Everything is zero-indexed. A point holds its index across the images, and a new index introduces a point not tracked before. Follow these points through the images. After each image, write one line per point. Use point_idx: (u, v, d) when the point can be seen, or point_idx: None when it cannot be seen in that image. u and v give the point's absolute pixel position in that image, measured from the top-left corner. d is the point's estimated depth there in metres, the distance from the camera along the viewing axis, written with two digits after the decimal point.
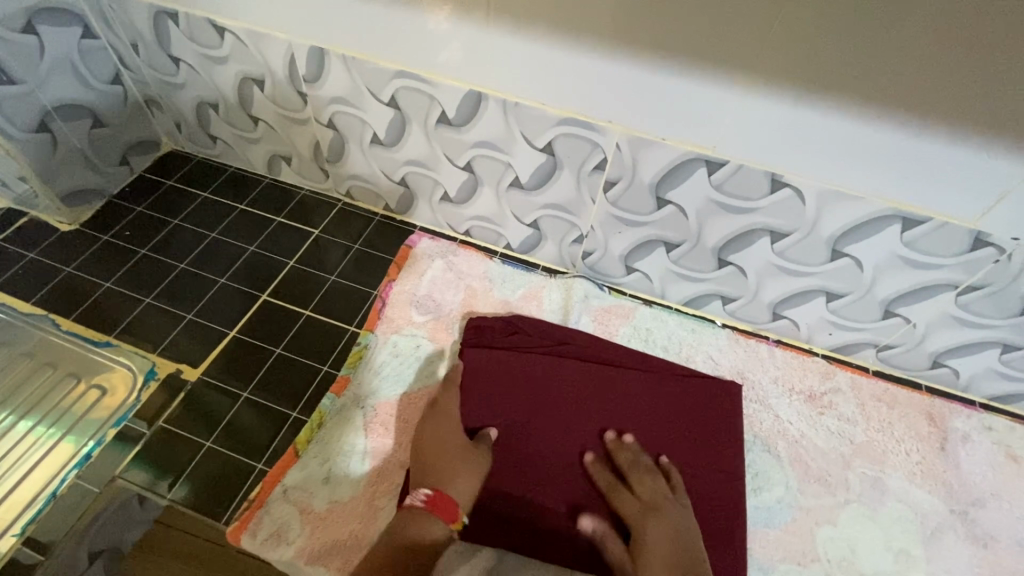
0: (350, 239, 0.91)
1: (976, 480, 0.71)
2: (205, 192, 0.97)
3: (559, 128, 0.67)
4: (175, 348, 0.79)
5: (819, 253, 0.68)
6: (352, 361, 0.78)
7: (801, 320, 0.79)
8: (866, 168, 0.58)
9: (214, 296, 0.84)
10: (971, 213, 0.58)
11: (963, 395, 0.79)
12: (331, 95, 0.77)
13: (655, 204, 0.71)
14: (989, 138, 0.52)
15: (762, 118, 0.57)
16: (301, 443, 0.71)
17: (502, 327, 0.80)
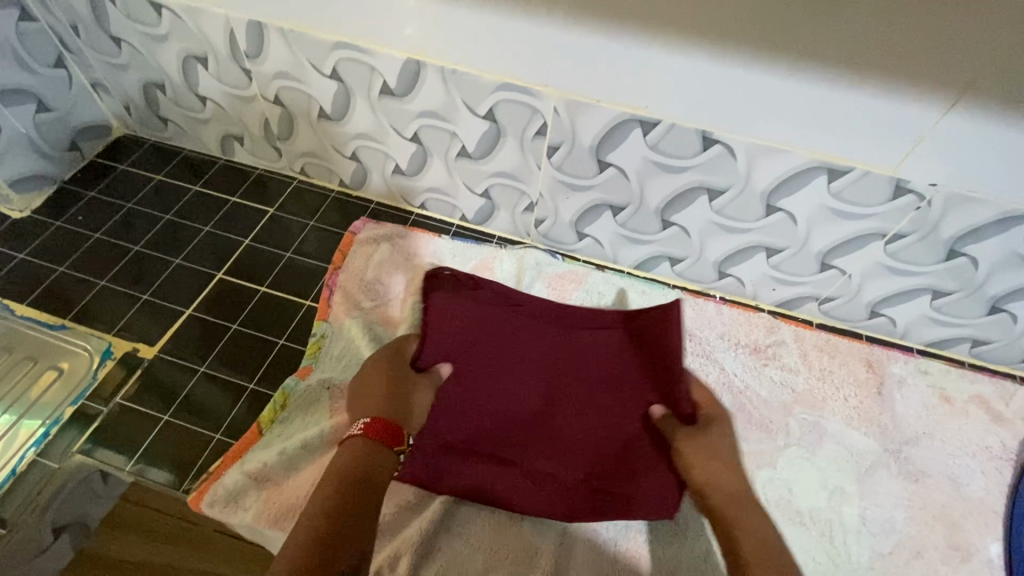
0: (307, 216, 0.93)
1: (911, 420, 0.75)
2: (159, 175, 0.97)
3: (497, 94, 0.68)
4: (132, 328, 0.80)
5: (756, 208, 0.70)
6: (311, 353, 0.77)
7: (745, 278, 0.82)
8: (787, 121, 0.60)
9: (171, 276, 0.85)
10: (890, 161, 0.60)
11: (901, 342, 0.83)
12: (275, 70, 0.77)
13: (597, 167, 0.73)
14: (900, 86, 0.54)
15: (687, 73, 0.59)
16: (265, 421, 0.72)
17: (465, 280, 0.81)
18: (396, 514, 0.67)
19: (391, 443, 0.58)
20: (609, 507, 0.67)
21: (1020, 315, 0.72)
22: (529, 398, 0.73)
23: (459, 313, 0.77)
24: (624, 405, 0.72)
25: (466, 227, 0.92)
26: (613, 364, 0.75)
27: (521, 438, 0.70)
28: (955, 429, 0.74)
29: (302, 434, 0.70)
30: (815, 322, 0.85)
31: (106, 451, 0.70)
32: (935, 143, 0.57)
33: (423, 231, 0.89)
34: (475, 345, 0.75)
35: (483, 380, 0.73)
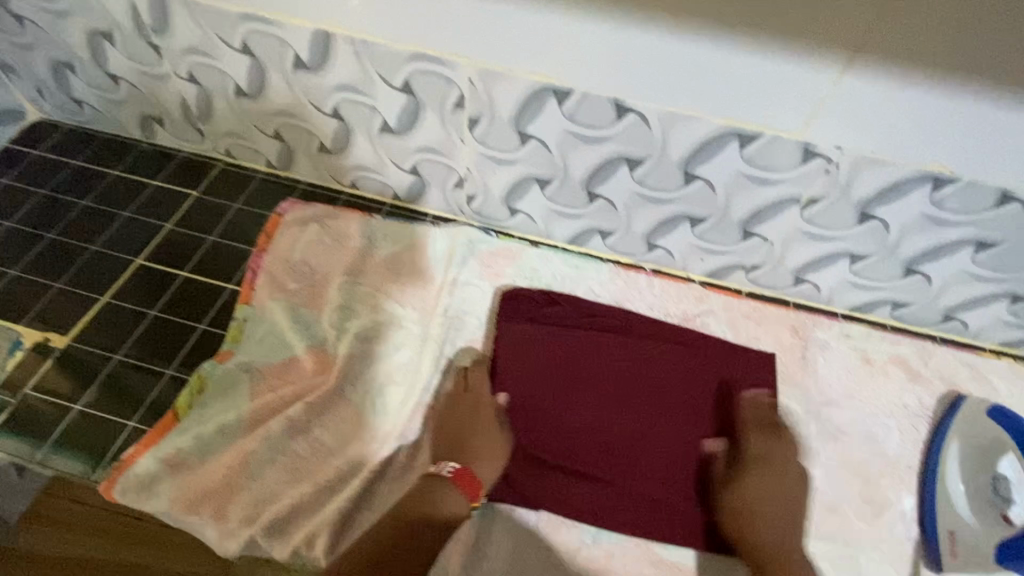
0: (240, 240, 1.17)
1: (721, 347, 1.07)
2: (120, 210, 1.19)
3: (411, 63, 0.89)
4: (82, 339, 1.05)
5: (678, 176, 0.94)
6: (234, 338, 1.04)
7: (617, 200, 1.02)
8: (654, 78, 0.81)
9: (181, 285, 1.11)
10: (796, 127, 0.82)
11: (685, 275, 1.15)
12: (184, 45, 0.98)
13: (588, 117, 0.89)
14: (745, 29, 0.72)
15: (664, 62, 0.79)
16: (182, 409, 0.97)
17: (535, 300, 1.12)
18: (312, 495, 0.93)
19: (471, 497, 0.91)
20: (687, 525, 0.97)
21: (819, 284, 1.09)
22: (597, 410, 1.05)
23: (527, 332, 1.09)
24: (682, 431, 1.03)
25: (396, 206, 1.19)
26: (661, 385, 1.07)
27: (591, 454, 1.01)
28: (762, 355, 1.08)
29: (219, 421, 0.95)
30: (651, 270, 1.16)
31: (109, 415, 0.97)
32: (812, 109, 0.79)
33: (355, 211, 1.16)
34: (551, 374, 1.06)
35: (564, 411, 1.04)
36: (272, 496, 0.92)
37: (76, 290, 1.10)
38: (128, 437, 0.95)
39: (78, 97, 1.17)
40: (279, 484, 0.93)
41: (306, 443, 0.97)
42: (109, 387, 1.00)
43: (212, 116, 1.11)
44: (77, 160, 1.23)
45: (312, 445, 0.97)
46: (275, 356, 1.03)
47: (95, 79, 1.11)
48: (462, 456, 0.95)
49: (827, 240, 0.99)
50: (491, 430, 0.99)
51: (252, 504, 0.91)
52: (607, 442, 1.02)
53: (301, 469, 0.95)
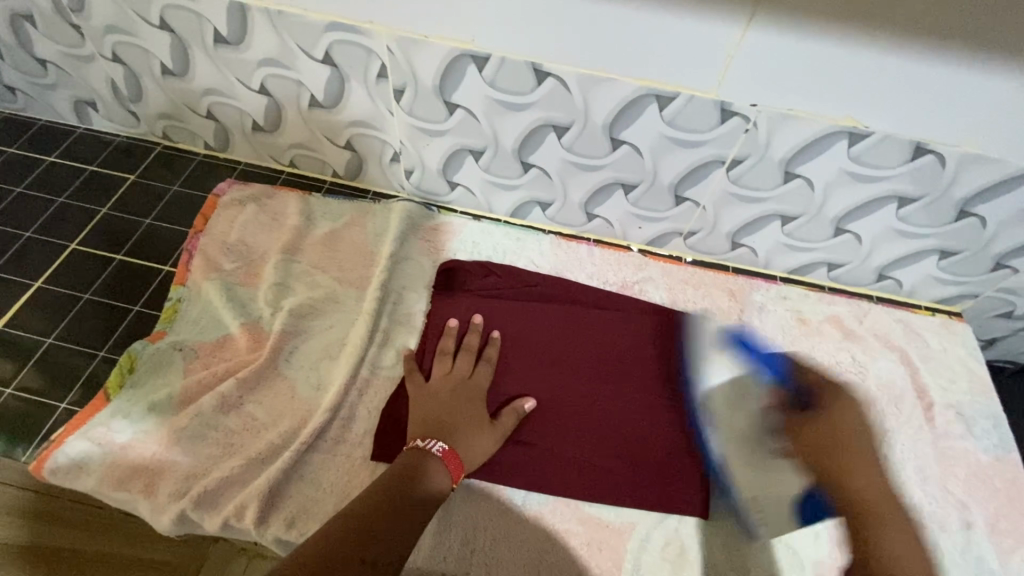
0: (270, 177, 0.90)
1: (765, 343, 0.78)
2: (92, 165, 0.89)
3: (447, 60, 0.66)
4: (74, 328, 0.73)
5: (774, 177, 0.70)
6: (166, 317, 0.73)
7: (759, 247, 0.81)
8: (779, 89, 0.60)
9: (112, 272, 0.78)
10: (845, 112, 0.61)
11: (765, 272, 0.85)
12: (104, 24, 0.73)
13: (534, 80, 0.65)
14: (752, 11, 0.54)
15: (774, 54, 0.57)
16: (113, 387, 0.66)
17: (477, 270, 0.81)
18: (245, 468, 0.62)
19: (453, 477, 0.60)
20: None
21: (902, 281, 0.81)
22: (571, 380, 0.73)
23: (476, 306, 0.77)
24: (660, 412, 0.71)
25: (338, 183, 0.89)
26: (670, 345, 0.76)
27: (540, 420, 0.70)
28: (805, 348, 0.78)
29: (151, 397, 0.65)
30: (732, 267, 0.85)
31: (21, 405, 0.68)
32: (888, 92, 0.58)
33: (292, 188, 0.86)
34: (542, 345, 0.75)
35: (535, 375, 0.73)
36: (197, 470, 0.62)
37: None
38: (53, 423, 0.67)
39: (10, 84, 0.89)
40: (209, 458, 0.63)
41: (237, 453, 0.64)
42: (43, 372, 0.70)
43: (140, 93, 0.83)
44: (13, 147, 0.91)
45: (246, 421, 0.66)
46: (206, 336, 0.71)
47: (26, 66, 0.84)
48: (447, 432, 0.63)
49: (952, 285, 0.79)
50: (487, 433, 0.66)
51: (182, 475, 0.61)
52: (586, 425, 0.70)
53: (236, 444, 0.64)
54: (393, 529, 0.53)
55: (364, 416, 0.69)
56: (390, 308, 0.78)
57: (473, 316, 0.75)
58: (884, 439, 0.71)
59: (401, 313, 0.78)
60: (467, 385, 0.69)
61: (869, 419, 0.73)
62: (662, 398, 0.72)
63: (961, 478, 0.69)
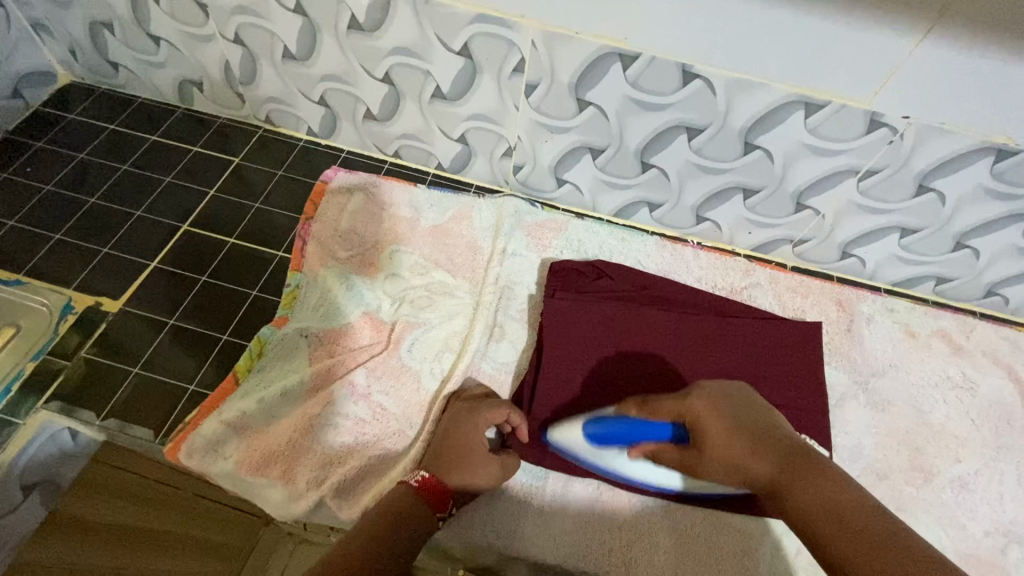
0: (373, 165, 0.89)
1: (876, 355, 0.78)
2: (195, 146, 0.89)
3: (592, 56, 0.65)
4: (192, 310, 0.73)
5: (906, 189, 0.70)
6: (287, 302, 0.73)
7: (869, 258, 0.81)
8: (936, 103, 0.60)
9: (226, 255, 0.78)
10: (999, 128, 0.61)
11: (869, 283, 0.85)
12: (234, 4, 0.73)
13: (680, 80, 0.65)
14: (928, 25, 0.54)
15: (940, 70, 0.57)
16: (242, 371, 0.66)
17: (589, 271, 0.80)
18: (380, 458, 0.63)
19: (433, 508, 0.57)
20: None
21: (1010, 298, 0.81)
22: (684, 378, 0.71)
23: (588, 302, 0.75)
24: None
25: (442, 175, 0.89)
26: (787, 348, 0.75)
27: None
28: (916, 362, 0.78)
29: (282, 382, 0.65)
30: (836, 277, 0.85)
31: (148, 387, 0.68)
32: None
33: (398, 179, 0.86)
34: (649, 342, 0.73)
35: (640, 372, 0.71)
36: (334, 458, 0.62)
37: (81, 242, 0.78)
38: (181, 406, 0.67)
39: (115, 61, 0.88)
40: (343, 446, 0.63)
41: (371, 442, 0.64)
42: (165, 353, 0.70)
43: (254, 77, 0.83)
44: (114, 125, 0.90)
45: (375, 410, 0.66)
46: (329, 323, 0.71)
47: (138, 43, 0.83)
48: (435, 462, 0.61)
49: None
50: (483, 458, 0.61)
51: (319, 462, 0.62)
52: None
53: (368, 434, 0.64)
54: (407, 535, 0.54)
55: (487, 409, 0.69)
56: (504, 303, 0.78)
57: (585, 313, 0.74)
58: (998, 454, 0.72)
59: (514, 308, 0.78)
60: (467, 406, 0.65)
61: (982, 434, 0.73)
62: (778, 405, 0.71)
63: None
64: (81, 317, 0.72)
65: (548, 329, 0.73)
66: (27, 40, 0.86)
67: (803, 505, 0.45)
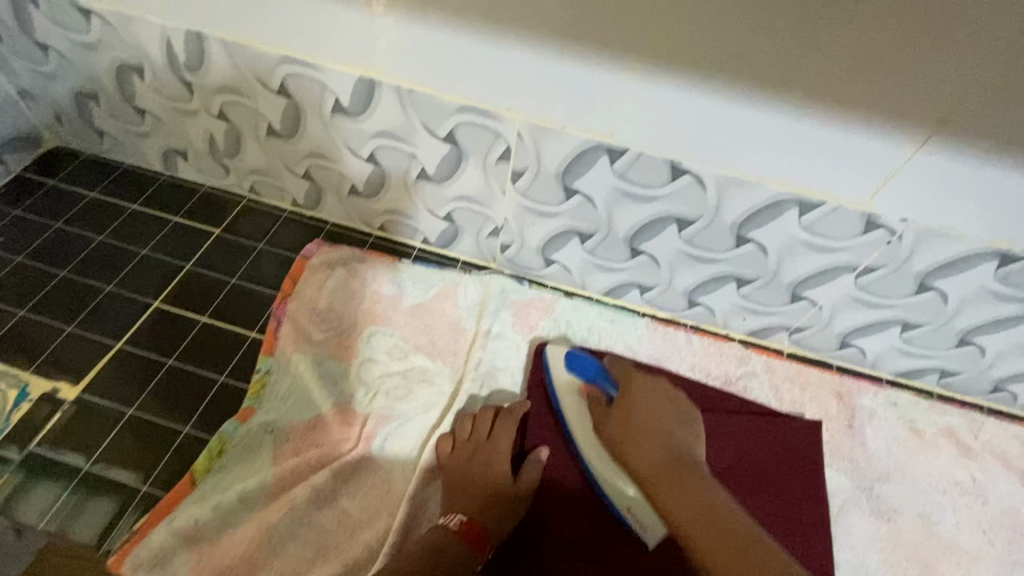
0: (358, 237, 0.86)
1: (879, 455, 0.73)
2: (177, 216, 0.87)
3: (579, 149, 0.63)
4: (153, 398, 0.69)
5: (905, 286, 0.67)
6: (254, 391, 0.69)
7: (870, 348, 0.77)
8: (939, 206, 0.57)
9: (196, 335, 0.74)
10: (1003, 234, 0.58)
11: (871, 372, 0.81)
12: (219, 84, 0.72)
13: (670, 175, 0.63)
14: (922, 136, 0.52)
15: (939, 178, 0.55)
16: (200, 471, 0.62)
17: None
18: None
19: (476, 552, 0.58)
20: None
21: (1019, 394, 0.77)
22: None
23: None
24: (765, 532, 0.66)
25: (427, 250, 0.86)
26: (780, 451, 0.71)
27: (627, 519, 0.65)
28: (921, 463, 0.73)
29: (242, 485, 0.61)
30: (836, 365, 0.81)
31: (98, 486, 0.63)
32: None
33: (381, 254, 0.83)
34: None
35: None
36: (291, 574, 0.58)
37: (47, 319, 0.75)
38: (134, 508, 0.62)
39: (100, 128, 0.86)
40: (302, 561, 0.58)
41: (332, 555, 0.59)
42: (120, 446, 0.66)
43: (239, 150, 0.81)
44: (95, 192, 0.88)
45: (340, 518, 0.61)
46: (297, 416, 0.67)
47: (123, 114, 0.82)
48: (467, 505, 0.62)
49: None
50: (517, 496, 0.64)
51: None
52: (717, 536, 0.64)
53: (330, 546, 0.59)
54: None
55: None
56: (486, 392, 0.74)
57: None
58: (1012, 572, 0.67)
59: (496, 397, 0.74)
60: (484, 445, 0.66)
61: (995, 549, 0.68)
62: (769, 517, 0.67)
63: None
64: (38, 403, 0.68)
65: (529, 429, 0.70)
66: (12, 107, 0.86)
67: (670, 494, 0.57)
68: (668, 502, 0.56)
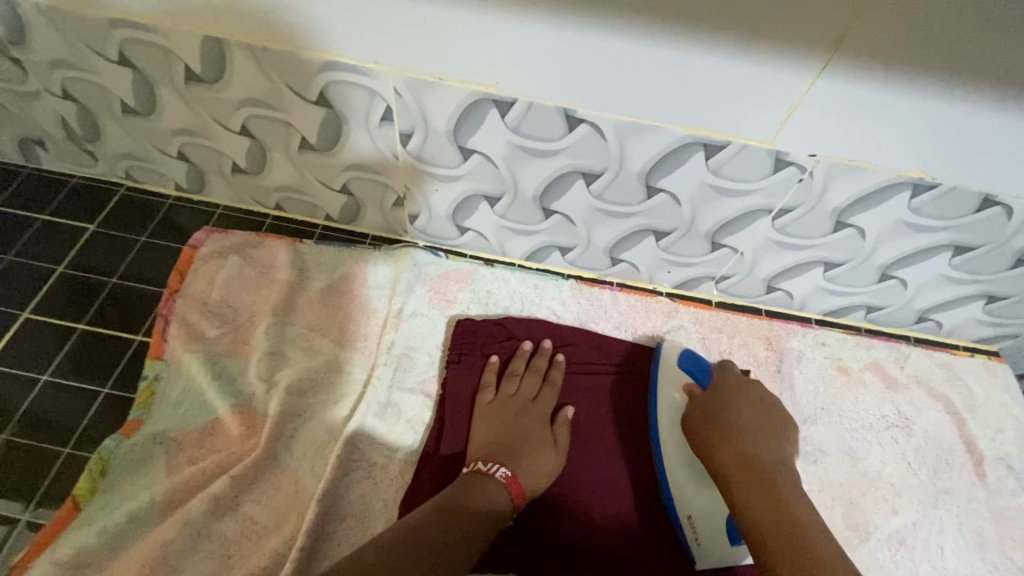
0: (254, 220, 0.79)
1: (807, 397, 0.73)
2: (45, 213, 0.77)
3: (463, 103, 0.57)
4: (30, 419, 0.63)
5: (823, 225, 0.64)
6: (141, 401, 0.63)
7: (797, 291, 0.75)
8: (847, 137, 0.54)
9: (75, 345, 0.68)
10: (912, 162, 0.55)
11: (800, 314, 0.80)
12: (51, 57, 0.63)
13: (565, 126, 0.57)
14: (817, 60, 0.48)
15: (841, 107, 0.51)
16: (83, 494, 0.57)
17: (495, 332, 0.72)
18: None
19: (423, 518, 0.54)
20: None
21: (943, 323, 0.76)
22: (638, 479, 0.65)
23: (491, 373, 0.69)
24: None
25: (332, 227, 0.79)
26: None
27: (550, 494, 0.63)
28: (848, 400, 0.73)
29: (130, 503, 0.57)
30: (764, 310, 0.80)
31: None
32: (961, 144, 0.53)
33: (280, 237, 0.76)
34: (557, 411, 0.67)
35: None
36: None
37: None
38: (14, 539, 0.57)
39: None
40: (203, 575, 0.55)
41: (236, 565, 0.56)
42: None
43: (98, 133, 0.72)
44: None
45: (244, 525, 0.57)
46: (190, 423, 0.62)
47: None
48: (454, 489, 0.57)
49: (993, 325, 0.75)
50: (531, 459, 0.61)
51: None
52: (659, 517, 0.63)
53: (235, 557, 0.56)
54: None
55: (381, 509, 0.61)
56: (401, 375, 0.69)
57: (487, 387, 0.67)
58: (938, 500, 0.67)
59: (412, 379, 0.69)
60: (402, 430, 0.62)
61: (919, 478, 0.69)
62: None
63: (1018, 540, 0.66)
64: None
65: (447, 411, 0.66)
66: None
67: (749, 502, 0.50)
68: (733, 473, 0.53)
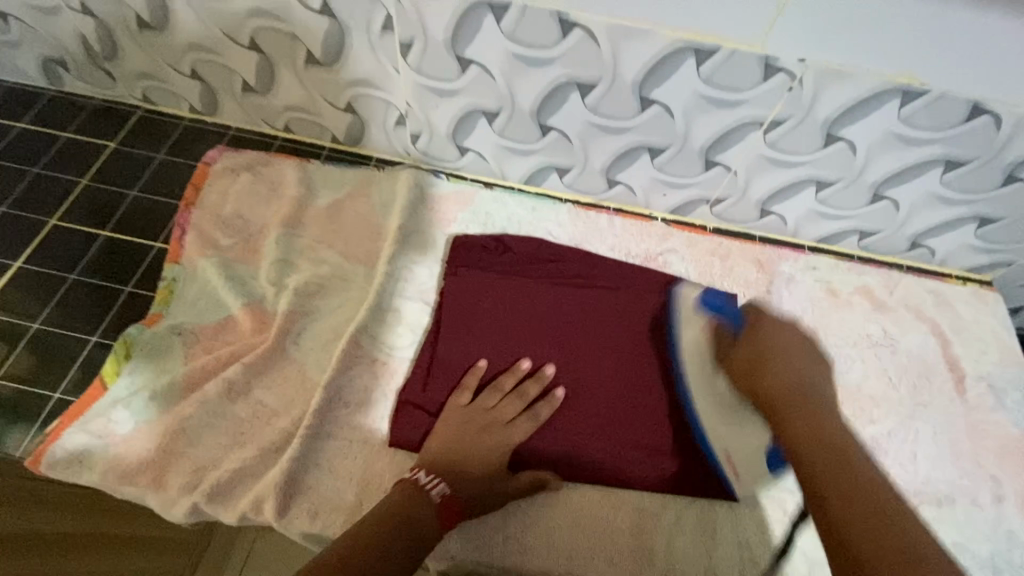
0: (263, 142, 0.82)
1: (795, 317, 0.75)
2: (68, 131, 0.82)
3: (461, 9, 0.59)
4: (61, 312, 0.68)
5: (814, 139, 0.65)
6: (161, 298, 0.68)
7: (790, 214, 0.77)
8: (833, 40, 0.55)
9: (100, 249, 0.72)
10: (900, 67, 0.56)
11: (793, 241, 0.81)
12: None
13: (559, 32, 0.59)
14: None
15: (825, 6, 0.52)
16: (110, 375, 0.62)
17: (493, 247, 0.75)
18: (258, 459, 0.59)
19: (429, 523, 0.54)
20: None
21: (936, 250, 0.77)
22: (624, 387, 0.67)
23: (487, 284, 0.72)
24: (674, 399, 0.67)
25: (338, 149, 0.82)
26: None
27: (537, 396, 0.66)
28: (836, 321, 0.75)
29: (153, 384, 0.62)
30: (758, 237, 0.81)
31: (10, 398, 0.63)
32: (948, 45, 0.54)
33: (289, 156, 0.79)
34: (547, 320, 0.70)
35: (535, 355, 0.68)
36: (208, 461, 0.59)
37: None
38: (50, 413, 0.62)
39: None
40: (219, 448, 0.60)
41: (249, 441, 0.61)
42: (33, 359, 0.65)
43: (116, 50, 0.75)
44: None
45: (255, 408, 0.62)
46: (206, 318, 0.67)
47: None
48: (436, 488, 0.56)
49: (986, 253, 0.76)
50: (486, 437, 0.61)
51: (192, 466, 0.59)
52: (644, 423, 0.66)
53: (248, 434, 0.61)
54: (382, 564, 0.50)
55: (381, 400, 0.65)
56: (402, 285, 0.73)
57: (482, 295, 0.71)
58: (915, 413, 0.70)
59: (412, 289, 0.73)
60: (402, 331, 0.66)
61: (898, 392, 0.71)
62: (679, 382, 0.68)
63: (993, 451, 0.68)
64: None
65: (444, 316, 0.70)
66: None
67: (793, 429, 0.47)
68: (778, 401, 0.50)
